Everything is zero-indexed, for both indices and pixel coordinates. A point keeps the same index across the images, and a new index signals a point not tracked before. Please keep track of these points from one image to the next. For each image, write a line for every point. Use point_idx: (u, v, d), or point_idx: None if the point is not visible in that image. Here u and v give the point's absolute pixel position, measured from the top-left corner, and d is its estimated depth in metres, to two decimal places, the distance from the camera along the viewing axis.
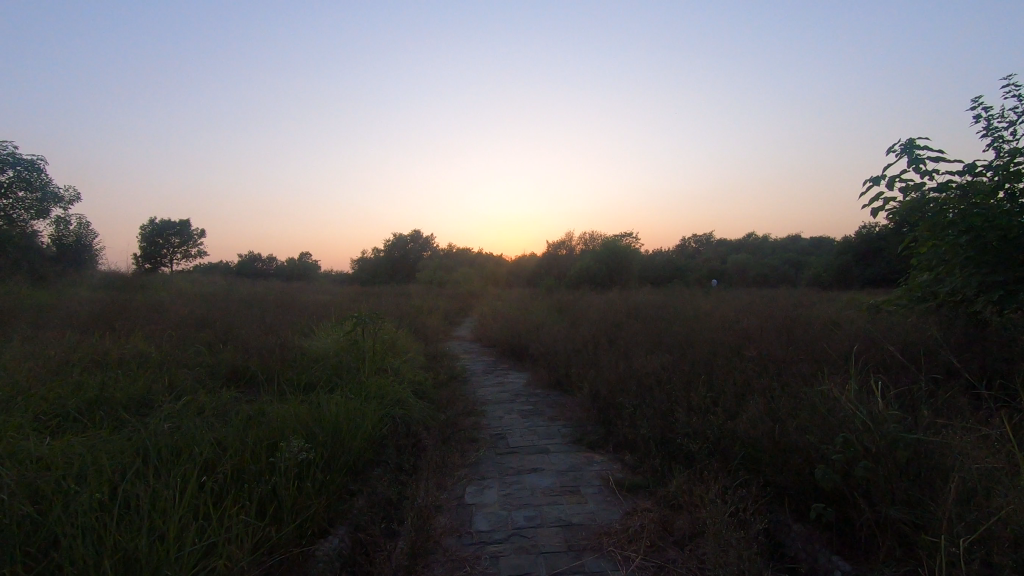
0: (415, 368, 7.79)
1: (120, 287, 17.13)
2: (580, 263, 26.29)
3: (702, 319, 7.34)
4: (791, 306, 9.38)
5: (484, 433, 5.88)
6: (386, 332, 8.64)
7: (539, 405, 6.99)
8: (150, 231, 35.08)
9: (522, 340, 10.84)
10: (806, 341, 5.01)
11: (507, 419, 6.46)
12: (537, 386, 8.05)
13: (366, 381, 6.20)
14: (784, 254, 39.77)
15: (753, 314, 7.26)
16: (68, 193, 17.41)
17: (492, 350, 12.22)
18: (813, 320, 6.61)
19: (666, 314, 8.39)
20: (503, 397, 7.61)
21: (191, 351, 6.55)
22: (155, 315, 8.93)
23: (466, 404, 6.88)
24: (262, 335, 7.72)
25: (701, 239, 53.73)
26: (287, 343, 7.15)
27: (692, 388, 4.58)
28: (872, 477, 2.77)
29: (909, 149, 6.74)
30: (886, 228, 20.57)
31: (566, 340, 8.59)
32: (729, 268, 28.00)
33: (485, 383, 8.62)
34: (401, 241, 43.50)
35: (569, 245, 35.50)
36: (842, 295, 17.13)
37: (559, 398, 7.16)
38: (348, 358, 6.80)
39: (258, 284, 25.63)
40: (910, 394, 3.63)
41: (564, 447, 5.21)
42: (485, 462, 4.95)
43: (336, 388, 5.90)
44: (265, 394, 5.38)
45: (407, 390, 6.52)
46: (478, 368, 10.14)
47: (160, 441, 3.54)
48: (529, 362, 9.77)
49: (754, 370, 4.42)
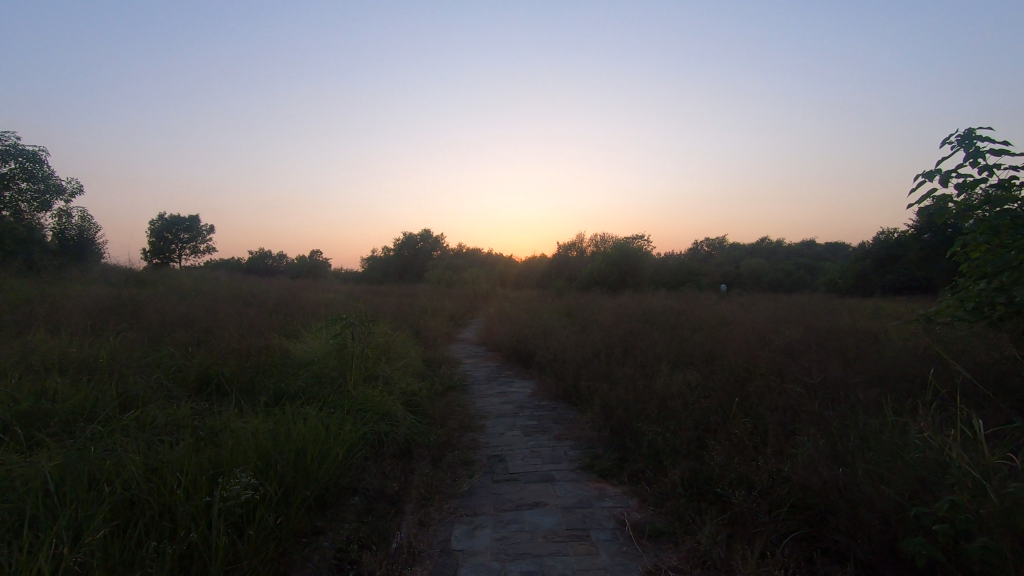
0: (410, 376, 7.10)
1: (119, 282, 16.62)
2: (591, 265, 25.50)
3: (728, 329, 6.60)
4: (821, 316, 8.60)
5: (481, 453, 5.18)
6: (381, 336, 7.95)
7: (545, 422, 6.27)
8: (159, 226, 34.78)
9: (529, 346, 10.11)
10: (859, 361, 4.27)
11: (508, 437, 5.75)
12: (543, 399, 7.33)
13: (351, 393, 5.53)
14: (802, 258, 38.64)
15: (786, 325, 6.50)
16: (73, 185, 17.70)
17: (497, 356, 11.50)
18: (857, 332, 5.84)
19: (686, 322, 7.65)
20: (505, 410, 6.90)
21: (161, 355, 5.92)
22: (134, 313, 8.30)
23: (464, 419, 6.18)
24: (245, 337, 7.06)
25: (714, 243, 52.72)
26: (269, 347, 6.49)
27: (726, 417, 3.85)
28: (989, 556, 2.05)
29: (967, 140, 5.92)
30: (911, 234, 19.67)
31: (576, 348, 7.86)
32: (744, 272, 27.13)
33: (487, 393, 7.93)
34: (410, 240, 42.92)
35: (581, 247, 34.71)
36: (863, 303, 16.30)
37: (567, 414, 6.43)
38: (333, 366, 6.13)
39: (263, 282, 25.14)
40: (1010, 433, 2.88)
41: (572, 477, 4.50)
42: (478, 493, 4.25)
43: (315, 402, 5.23)
44: (233, 408, 4.73)
45: (397, 403, 5.83)
46: (481, 375, 9.43)
47: (75, 471, 2.89)
48: (536, 371, 9.04)
49: (802, 397, 3.69)
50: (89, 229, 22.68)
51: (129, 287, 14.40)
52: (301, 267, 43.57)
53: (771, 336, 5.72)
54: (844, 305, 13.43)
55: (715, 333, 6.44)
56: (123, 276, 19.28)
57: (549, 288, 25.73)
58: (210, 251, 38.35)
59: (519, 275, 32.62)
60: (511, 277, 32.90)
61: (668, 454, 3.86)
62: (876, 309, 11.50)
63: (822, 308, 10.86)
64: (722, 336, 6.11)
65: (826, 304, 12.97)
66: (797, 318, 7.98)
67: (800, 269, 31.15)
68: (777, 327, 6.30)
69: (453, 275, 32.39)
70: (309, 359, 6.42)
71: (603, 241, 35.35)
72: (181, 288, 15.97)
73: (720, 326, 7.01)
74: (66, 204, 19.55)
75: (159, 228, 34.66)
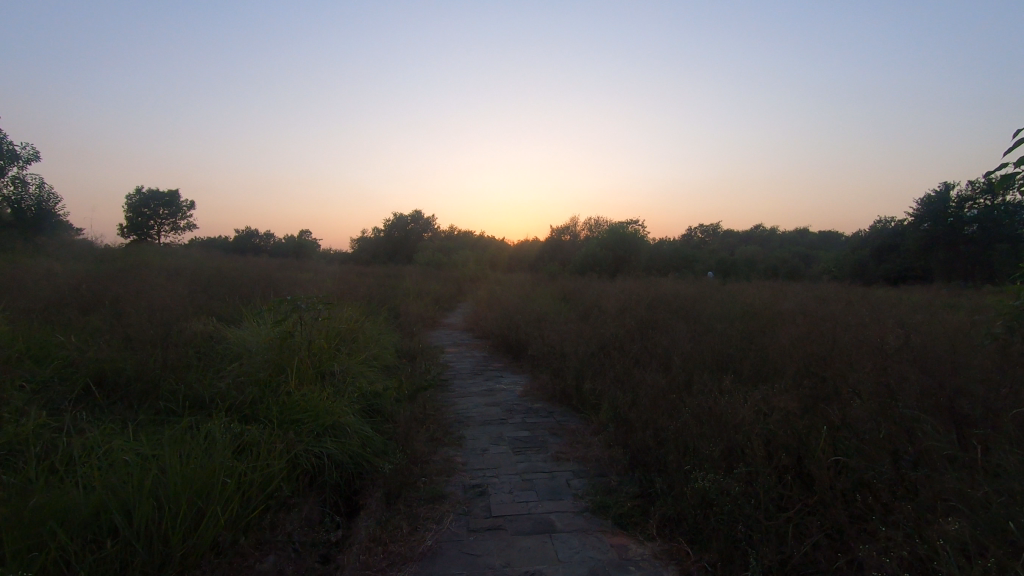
0: (376, 372, 5.80)
1: (74, 256, 15.09)
2: (587, 248, 24.22)
3: (763, 325, 5.38)
4: (857, 307, 7.42)
5: (456, 482, 3.90)
6: (344, 323, 6.61)
7: (540, 434, 4.99)
8: (135, 200, 32.92)
9: (521, 335, 8.82)
10: (985, 373, 3.02)
11: (493, 456, 4.47)
12: (537, 402, 6.07)
13: (288, 401, 4.25)
14: (799, 246, 37.69)
15: (839, 322, 5.26)
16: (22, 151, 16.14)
17: (485, 346, 10.20)
18: (934, 327, 4.59)
19: (711, 314, 6.38)
20: (491, 416, 5.62)
21: (45, 347, 4.56)
22: (46, 290, 6.87)
23: (437, 431, 4.90)
24: (172, 321, 5.71)
25: (709, 230, 51.60)
26: (193, 339, 5.16)
27: (819, 469, 2.62)
28: None
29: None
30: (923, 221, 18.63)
31: (576, 340, 6.58)
32: (745, 259, 26.02)
33: (470, 392, 6.67)
34: (400, 221, 41.32)
35: (575, 230, 33.40)
36: (874, 291, 15.22)
37: (568, 424, 5.16)
38: (271, 364, 4.82)
39: (241, 260, 23.64)
40: None
41: (579, 523, 3.25)
42: (445, 551, 2.99)
43: (231, 416, 3.94)
44: (111, 426, 3.44)
45: (352, 411, 4.55)
46: (465, 369, 8.14)
47: None
48: (528, 365, 7.78)
49: (935, 447, 2.47)
50: (51, 200, 20.96)
51: (78, 262, 12.92)
52: (286, 247, 41.90)
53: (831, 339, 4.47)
54: (864, 294, 12.28)
55: (754, 330, 5.16)
56: (87, 251, 17.75)
57: (542, 272, 24.46)
58: (190, 228, 36.64)
59: (512, 258, 31.31)
60: (503, 260, 31.55)
61: (731, 522, 2.65)
62: (904, 300, 10.36)
63: (847, 299, 9.69)
64: (764, 337, 4.86)
65: (845, 294, 11.83)
66: (838, 312, 6.76)
67: (800, 257, 30.17)
68: (831, 325, 5.06)
69: (443, 257, 31.04)
70: (243, 353, 5.09)
71: (599, 225, 34.13)
72: (143, 264, 14.51)
73: (754, 320, 5.76)
74: (23, 170, 17.92)
75: (134, 203, 32.73)
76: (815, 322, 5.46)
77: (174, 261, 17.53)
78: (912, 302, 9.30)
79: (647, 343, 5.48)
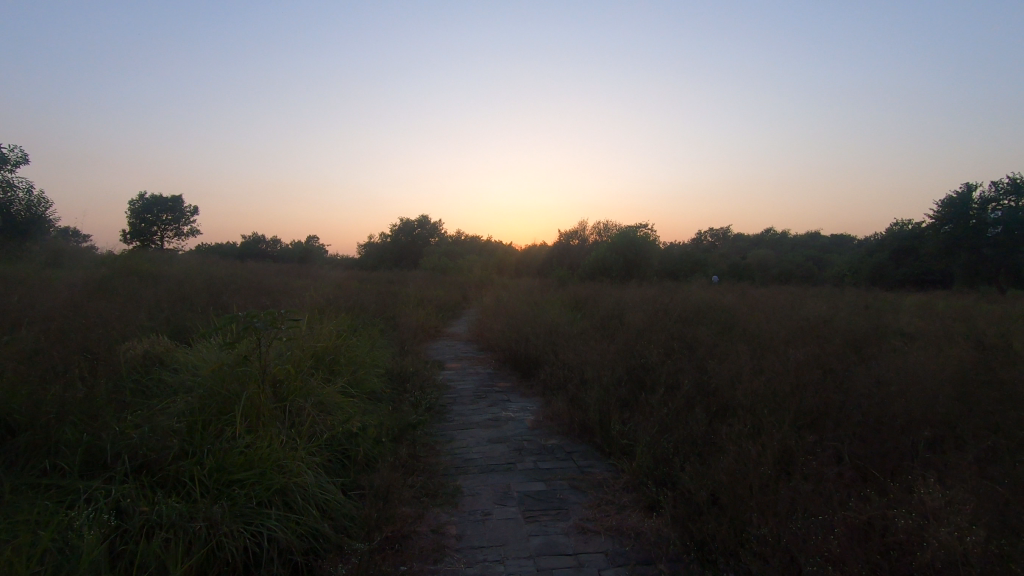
0: (356, 403, 4.73)
1: (57, 264, 14.15)
2: (597, 253, 23.16)
3: (836, 354, 4.28)
4: (919, 323, 6.33)
5: (445, 572, 2.82)
6: (321, 342, 5.55)
7: (558, 489, 3.89)
8: (136, 207, 32.19)
9: (531, 351, 7.74)
10: None
11: (498, 523, 3.39)
12: (552, 438, 4.98)
13: (226, 456, 3.26)
14: (810, 250, 36.57)
15: (936, 354, 4.17)
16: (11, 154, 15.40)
17: (490, 361, 9.11)
18: None
19: (763, 333, 5.29)
20: (496, 458, 4.54)
21: None
22: None
23: (427, 484, 3.83)
24: (106, 345, 4.65)
25: (719, 234, 50.40)
26: (119, 374, 4.13)
27: None
28: None
29: None
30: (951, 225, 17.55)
31: (599, 361, 5.50)
32: (762, 262, 24.89)
33: (472, 423, 5.59)
34: (405, 226, 40.40)
35: (583, 234, 32.31)
36: (904, 297, 14.12)
37: (592, 474, 4.06)
38: (213, 404, 3.82)
39: (239, 266, 22.68)
40: None
41: None
42: None
43: (137, 482, 2.95)
44: None
45: (314, 465, 3.54)
46: (467, 390, 7.08)
47: None
48: (538, 387, 6.71)
49: None
50: (44, 206, 20.07)
51: (54, 270, 11.96)
52: (291, 252, 41.13)
53: (952, 384, 3.36)
54: (900, 303, 11.15)
55: (831, 363, 4.07)
56: (79, 258, 16.91)
57: (551, 277, 23.41)
58: (193, 233, 35.97)
59: (519, 263, 30.27)
60: (510, 264, 30.51)
61: None
62: (951, 310, 9.27)
63: (892, 310, 8.61)
64: (852, 378, 3.76)
65: (883, 301, 10.76)
66: (908, 335, 5.68)
67: (815, 262, 29.02)
68: (931, 358, 3.97)
69: (448, 262, 30.05)
70: (183, 387, 4.05)
71: (608, 229, 33.12)
72: (128, 271, 13.56)
73: (821, 344, 4.66)
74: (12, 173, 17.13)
75: (138, 209, 32.05)
76: (903, 352, 4.36)
77: (166, 267, 16.60)
78: (967, 314, 8.21)
79: (693, 375, 4.40)
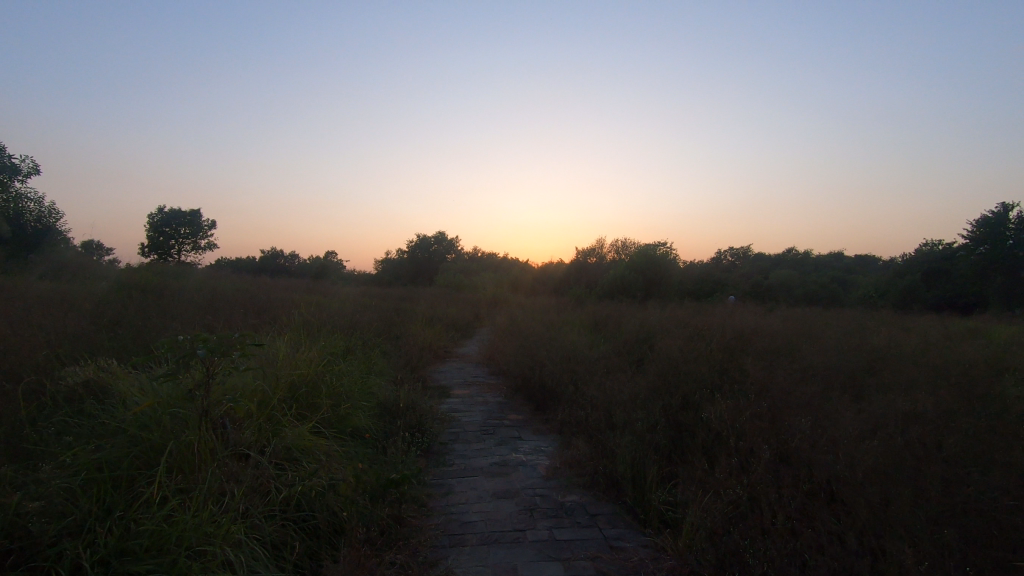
0: (332, 449, 3.87)
1: (59, 276, 13.62)
2: (616, 270, 22.22)
3: (942, 404, 3.32)
4: (1007, 356, 5.33)
5: None
6: (299, 371, 4.71)
7: (580, 572, 2.95)
8: (155, 220, 32.13)
9: (546, 380, 6.81)
10: None
11: None
12: (571, 493, 4.05)
13: (131, 535, 2.44)
14: (837, 270, 35.20)
15: None
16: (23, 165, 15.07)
17: (501, 388, 8.17)
18: None
19: (833, 375, 4.30)
20: (502, 522, 3.63)
21: None
22: None
23: (411, 564, 2.94)
24: (25, 389, 3.83)
25: (739, 254, 49.09)
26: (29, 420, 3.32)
27: None
28: None
29: None
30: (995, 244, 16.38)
31: (630, 401, 4.57)
32: (788, 282, 23.75)
33: (475, 469, 4.68)
34: (421, 242, 39.83)
35: (600, 251, 31.41)
36: (950, 320, 12.99)
37: (625, 552, 3.12)
38: (138, 458, 3.00)
39: (250, 281, 22.17)
40: None
41: None
42: None
43: None
44: None
45: (258, 543, 2.68)
46: (473, 423, 6.18)
47: None
48: (554, 423, 5.79)
49: None
50: (56, 218, 19.73)
51: (48, 282, 11.36)
52: (306, 268, 40.84)
53: None
54: (954, 328, 10.05)
55: (946, 424, 3.09)
56: (86, 270, 16.38)
57: (569, 295, 22.51)
58: (210, 247, 35.81)
59: (535, 280, 29.36)
60: (525, 281, 29.66)
61: None
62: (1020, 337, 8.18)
63: (954, 337, 7.57)
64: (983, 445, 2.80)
65: (935, 326, 9.69)
66: (1007, 377, 4.66)
67: (842, 283, 27.74)
68: None
69: (462, 279, 29.29)
70: (107, 431, 3.24)
71: (626, 245, 32.20)
72: (129, 284, 12.95)
73: (918, 395, 3.68)
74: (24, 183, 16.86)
75: (157, 222, 32.04)
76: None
77: (171, 280, 16.03)
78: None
79: (755, 431, 3.46)
